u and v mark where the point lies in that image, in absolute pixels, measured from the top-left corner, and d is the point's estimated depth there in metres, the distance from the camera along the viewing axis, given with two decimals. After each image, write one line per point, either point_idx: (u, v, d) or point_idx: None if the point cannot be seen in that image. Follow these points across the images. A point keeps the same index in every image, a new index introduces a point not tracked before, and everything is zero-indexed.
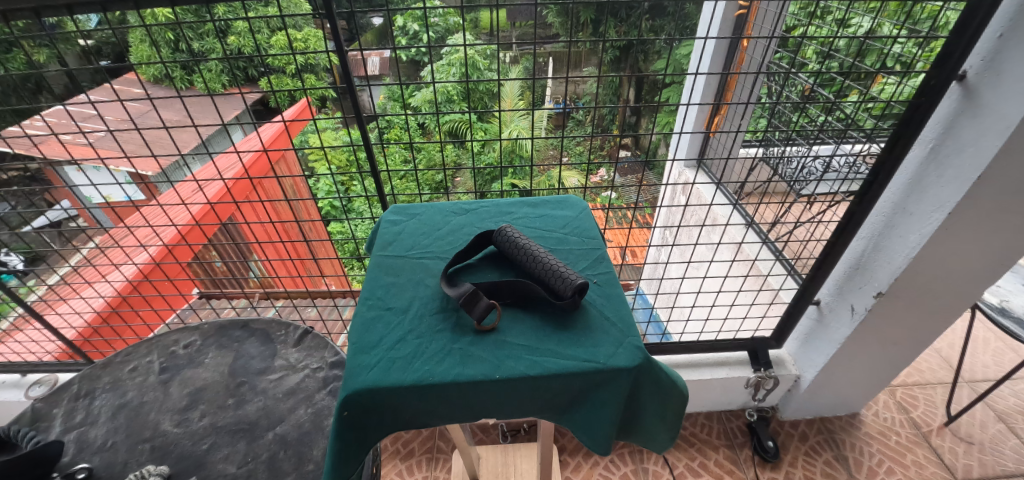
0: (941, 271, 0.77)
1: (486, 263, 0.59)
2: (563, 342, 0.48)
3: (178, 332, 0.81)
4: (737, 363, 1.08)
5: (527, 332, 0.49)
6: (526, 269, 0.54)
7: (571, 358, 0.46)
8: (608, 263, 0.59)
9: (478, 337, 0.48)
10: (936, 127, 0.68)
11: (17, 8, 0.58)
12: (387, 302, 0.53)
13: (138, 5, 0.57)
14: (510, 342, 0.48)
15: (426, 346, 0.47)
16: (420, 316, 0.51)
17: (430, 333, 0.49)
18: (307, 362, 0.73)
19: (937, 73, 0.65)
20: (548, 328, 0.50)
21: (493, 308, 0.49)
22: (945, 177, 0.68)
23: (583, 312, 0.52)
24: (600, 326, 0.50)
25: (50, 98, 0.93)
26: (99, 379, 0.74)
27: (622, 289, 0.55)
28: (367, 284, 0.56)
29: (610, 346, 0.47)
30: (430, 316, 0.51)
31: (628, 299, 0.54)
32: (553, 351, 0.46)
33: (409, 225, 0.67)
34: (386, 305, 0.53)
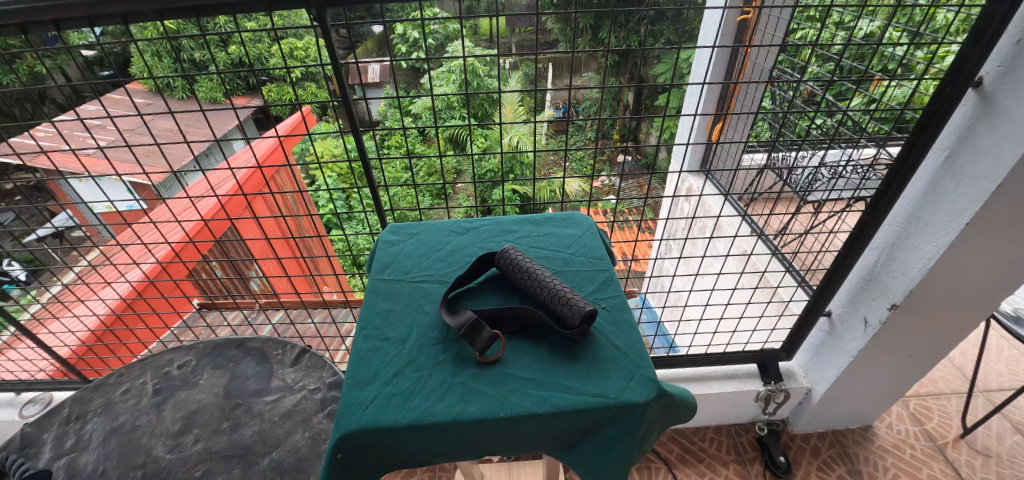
0: (958, 283, 0.74)
1: (486, 286, 0.58)
2: (571, 375, 0.45)
3: (172, 351, 0.79)
4: (746, 376, 1.05)
5: (532, 364, 0.47)
6: (531, 294, 0.52)
7: (580, 393, 0.43)
8: (616, 285, 0.57)
9: (481, 368, 0.46)
10: (952, 134, 0.66)
11: (3, 25, 0.57)
12: (385, 332, 0.51)
13: (126, 19, 0.55)
14: (514, 376, 0.46)
15: (426, 381, 0.45)
16: (420, 346, 0.49)
17: (430, 365, 0.47)
18: (305, 382, 0.71)
19: (952, 80, 0.63)
20: (555, 359, 0.48)
21: (496, 338, 0.47)
22: (962, 187, 0.65)
23: (591, 341, 0.50)
24: (610, 356, 0.48)
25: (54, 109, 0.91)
26: (91, 401, 0.72)
27: (632, 314, 0.53)
28: (364, 312, 0.54)
29: (621, 378, 0.45)
30: (430, 346, 0.49)
31: (638, 325, 0.52)
32: (561, 386, 0.44)
33: (407, 245, 0.65)
34: (383, 335, 0.51)
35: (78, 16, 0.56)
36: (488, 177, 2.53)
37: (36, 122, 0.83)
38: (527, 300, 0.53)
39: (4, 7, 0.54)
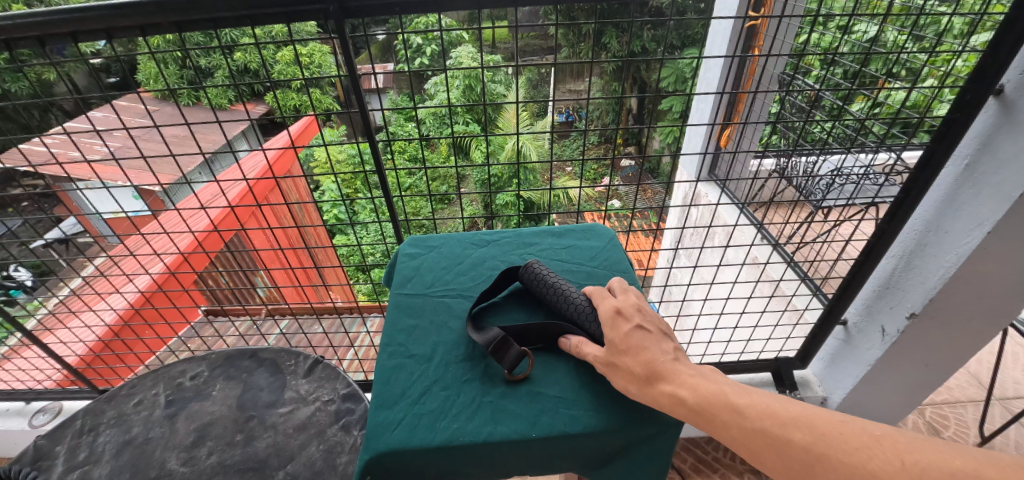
0: (980, 292, 0.73)
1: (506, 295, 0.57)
2: (602, 393, 0.45)
3: (184, 362, 0.79)
4: (761, 385, 1.04)
5: (561, 382, 0.47)
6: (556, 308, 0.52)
7: (613, 413, 0.43)
8: None
9: (508, 387, 0.46)
10: (972, 142, 0.66)
11: (22, 37, 0.57)
12: (409, 349, 0.50)
13: (143, 32, 0.56)
14: (545, 395, 0.45)
15: (454, 400, 0.44)
16: (447, 363, 0.49)
17: (458, 384, 0.46)
18: (318, 394, 0.71)
19: (973, 88, 0.62)
20: (584, 377, 0.47)
21: (525, 356, 0.47)
22: (983, 195, 0.65)
23: None
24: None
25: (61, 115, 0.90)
26: (104, 413, 0.71)
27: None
28: (388, 328, 0.53)
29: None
30: (456, 363, 0.49)
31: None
32: (593, 406, 0.44)
33: (428, 258, 0.64)
34: (408, 352, 0.50)
35: (96, 29, 0.56)
36: (493, 183, 2.53)
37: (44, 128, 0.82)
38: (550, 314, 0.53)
39: (25, 20, 0.55)
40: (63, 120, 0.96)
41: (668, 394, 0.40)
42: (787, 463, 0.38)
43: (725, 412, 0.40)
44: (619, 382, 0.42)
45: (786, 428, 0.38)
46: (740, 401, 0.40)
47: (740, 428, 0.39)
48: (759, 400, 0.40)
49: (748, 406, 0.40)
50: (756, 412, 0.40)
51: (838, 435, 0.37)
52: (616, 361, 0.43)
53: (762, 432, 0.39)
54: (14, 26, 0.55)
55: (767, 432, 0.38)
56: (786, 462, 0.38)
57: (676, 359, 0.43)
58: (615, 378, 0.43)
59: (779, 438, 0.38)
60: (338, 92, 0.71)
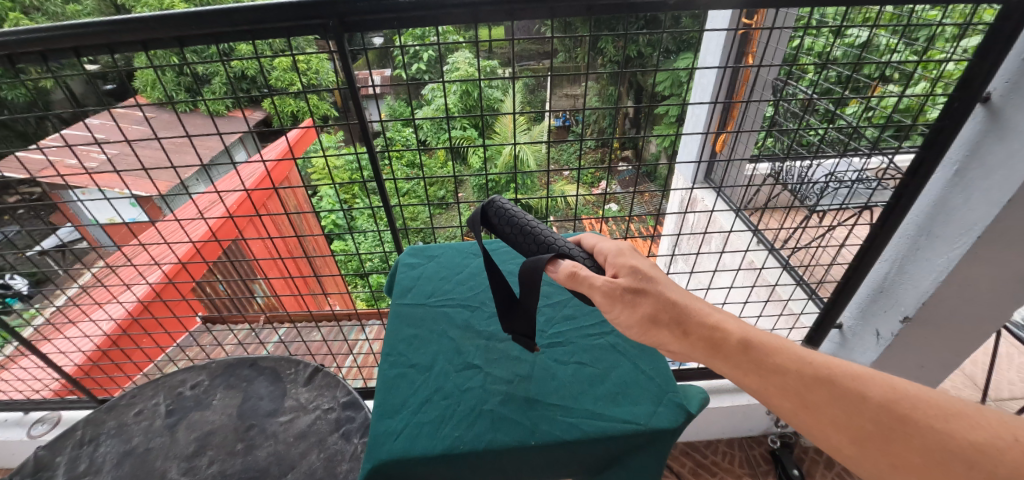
0: (972, 295, 0.74)
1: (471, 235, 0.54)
2: (599, 401, 0.46)
3: (184, 371, 0.79)
4: None
5: (560, 390, 0.47)
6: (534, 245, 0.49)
7: (610, 419, 0.44)
8: None
9: (507, 396, 0.47)
10: (961, 148, 0.67)
11: (25, 52, 0.58)
12: (410, 359, 0.51)
13: (145, 46, 0.56)
14: (543, 403, 0.46)
15: (455, 409, 0.45)
16: (447, 373, 0.49)
17: (458, 393, 0.47)
18: (318, 402, 0.71)
19: (962, 96, 0.63)
20: (581, 385, 0.48)
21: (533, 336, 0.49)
22: (973, 200, 0.66)
23: (618, 367, 0.50)
24: (637, 382, 0.48)
25: (56, 122, 0.89)
26: (104, 423, 0.71)
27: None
28: (389, 338, 0.54)
29: (649, 404, 0.45)
30: (456, 373, 0.49)
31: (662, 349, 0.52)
32: (591, 413, 0.44)
33: (428, 268, 0.65)
34: (409, 362, 0.51)
35: (98, 43, 0.57)
36: (491, 188, 2.54)
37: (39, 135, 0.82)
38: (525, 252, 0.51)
39: (28, 36, 0.55)
40: (59, 128, 0.96)
41: (717, 332, 0.43)
42: (863, 424, 0.37)
43: (784, 359, 0.41)
44: (654, 314, 0.44)
45: (857, 383, 0.39)
46: (804, 354, 0.42)
47: (800, 374, 0.40)
48: (828, 356, 0.41)
49: (815, 358, 0.41)
50: (819, 363, 0.40)
51: (914, 397, 0.37)
52: (640, 290, 0.44)
53: (825, 381, 0.39)
54: (18, 42, 0.56)
55: (832, 382, 0.39)
56: (853, 414, 0.37)
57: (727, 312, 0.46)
58: (642, 306, 0.44)
59: (845, 389, 0.38)
60: (335, 98, 0.71)
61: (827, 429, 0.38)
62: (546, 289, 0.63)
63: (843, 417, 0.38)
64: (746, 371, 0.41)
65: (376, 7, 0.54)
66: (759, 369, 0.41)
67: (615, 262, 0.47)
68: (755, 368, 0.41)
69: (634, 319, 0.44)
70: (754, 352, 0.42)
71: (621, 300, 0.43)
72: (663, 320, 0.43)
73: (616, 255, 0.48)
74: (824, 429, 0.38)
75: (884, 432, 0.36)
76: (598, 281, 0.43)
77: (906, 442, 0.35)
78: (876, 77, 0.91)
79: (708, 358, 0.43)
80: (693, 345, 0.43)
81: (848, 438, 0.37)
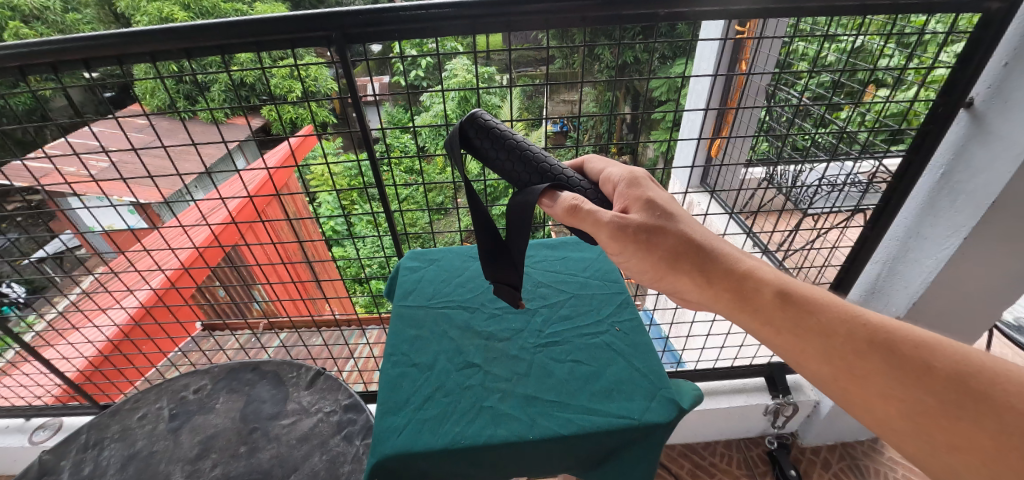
0: (962, 294, 0.76)
1: (473, 153, 0.54)
2: (595, 397, 0.47)
3: (187, 376, 0.80)
4: (755, 390, 1.05)
5: (557, 387, 0.49)
6: (525, 171, 0.51)
7: (605, 415, 0.45)
8: (632, 308, 0.60)
9: (507, 393, 0.48)
10: (946, 151, 0.69)
11: (36, 63, 0.59)
12: (412, 359, 0.52)
13: (153, 57, 0.58)
14: (541, 399, 0.47)
15: (456, 406, 0.46)
16: (448, 372, 0.51)
17: (459, 390, 0.48)
18: (320, 405, 0.72)
19: (946, 101, 0.65)
20: (578, 382, 0.49)
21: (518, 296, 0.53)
22: (959, 202, 0.68)
23: (614, 364, 0.52)
24: (632, 378, 0.50)
25: (56, 129, 0.90)
26: (108, 428, 0.72)
27: (648, 336, 0.55)
28: (391, 339, 0.55)
29: (643, 400, 0.47)
30: (457, 372, 0.51)
31: (656, 346, 0.54)
32: (587, 408, 0.46)
33: (428, 271, 0.67)
34: (411, 361, 0.52)
35: (108, 55, 0.58)
36: (489, 193, 2.56)
37: (38, 143, 0.83)
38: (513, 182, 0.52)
39: (39, 48, 0.57)
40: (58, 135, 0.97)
41: (748, 284, 0.44)
42: (923, 398, 0.35)
43: (832, 318, 0.40)
44: (677, 259, 0.44)
45: (920, 352, 0.37)
46: (858, 314, 0.40)
47: (848, 337, 0.39)
48: (889, 320, 0.39)
49: (873, 319, 0.39)
50: (875, 326, 0.39)
51: (992, 372, 0.34)
52: (657, 227, 0.45)
53: (878, 346, 0.38)
54: (29, 53, 0.57)
55: (888, 348, 0.37)
56: (907, 384, 0.36)
57: (768, 264, 0.46)
58: (661, 246, 0.44)
59: (903, 358, 0.37)
60: (334, 104, 0.71)
61: (873, 400, 0.37)
62: (544, 290, 0.64)
63: (893, 387, 0.37)
64: (782, 329, 0.42)
65: (379, 18, 0.56)
66: (795, 327, 0.41)
67: (630, 195, 0.47)
68: (792, 325, 0.41)
69: (653, 263, 0.45)
70: (793, 309, 0.42)
71: (637, 240, 0.44)
72: (685, 266, 0.44)
73: (630, 187, 0.48)
74: (870, 399, 0.38)
75: (945, 408, 0.35)
76: (604, 217, 0.44)
77: (974, 420, 0.33)
78: (866, 83, 0.93)
79: (739, 310, 0.44)
80: (719, 295, 0.44)
81: (896, 411, 0.36)
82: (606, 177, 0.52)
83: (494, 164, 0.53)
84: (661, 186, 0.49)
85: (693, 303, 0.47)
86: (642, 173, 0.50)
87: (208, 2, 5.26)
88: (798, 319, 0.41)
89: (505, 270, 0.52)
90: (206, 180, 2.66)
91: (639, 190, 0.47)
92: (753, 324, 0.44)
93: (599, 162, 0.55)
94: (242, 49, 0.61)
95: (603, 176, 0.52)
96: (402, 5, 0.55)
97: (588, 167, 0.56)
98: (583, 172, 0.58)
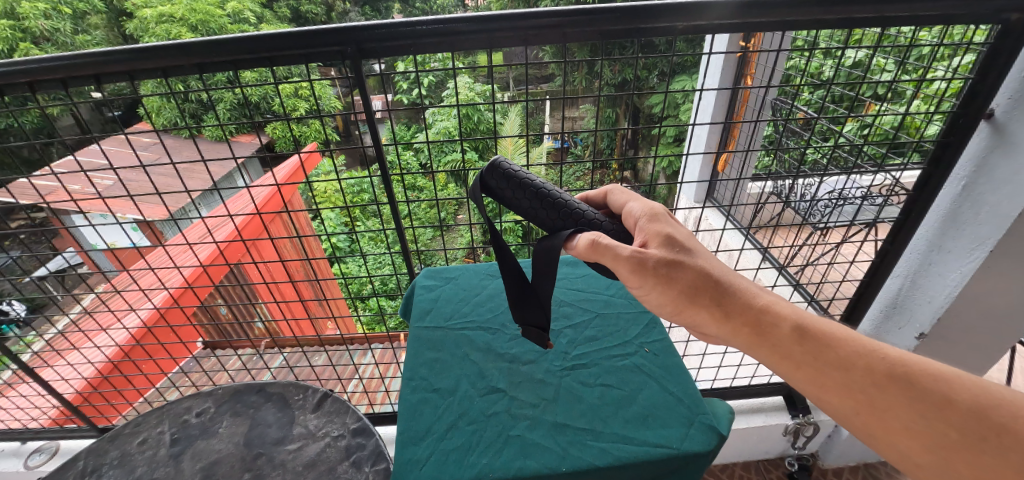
0: (986, 310, 0.74)
1: (491, 199, 0.52)
2: (628, 425, 0.45)
3: (189, 398, 0.77)
4: (773, 409, 1.01)
5: (588, 413, 0.47)
6: (549, 217, 0.49)
7: (641, 444, 0.43)
8: (661, 328, 0.58)
9: (534, 421, 0.46)
10: (967, 164, 0.67)
11: (46, 79, 0.58)
12: (433, 383, 0.50)
13: (165, 72, 0.57)
14: (571, 427, 0.45)
15: (481, 435, 0.44)
16: (470, 397, 0.49)
17: (484, 418, 0.46)
18: (327, 429, 0.69)
19: (965, 112, 0.64)
20: (610, 407, 0.47)
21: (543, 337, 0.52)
22: (982, 215, 0.66)
23: (648, 389, 0.50)
24: (666, 403, 0.48)
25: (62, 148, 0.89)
26: (107, 453, 0.69)
27: (680, 358, 0.53)
28: (411, 362, 0.53)
29: (680, 426, 0.45)
30: (481, 397, 0.49)
31: (688, 369, 0.52)
32: (620, 436, 0.44)
33: (445, 289, 0.65)
34: (432, 387, 0.50)
35: (119, 71, 0.57)
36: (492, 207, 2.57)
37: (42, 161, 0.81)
38: (534, 226, 0.51)
39: (49, 63, 0.56)
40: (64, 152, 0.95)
41: (768, 318, 0.42)
42: (945, 432, 0.35)
43: (853, 352, 0.39)
44: (696, 293, 0.42)
45: (938, 385, 0.36)
46: (875, 349, 0.39)
47: (868, 372, 0.38)
48: (905, 353, 0.39)
49: (890, 352, 0.39)
50: (893, 360, 0.38)
51: (1013, 405, 0.34)
52: (678, 261, 0.43)
53: (898, 380, 0.37)
54: (40, 69, 0.56)
55: (908, 381, 0.37)
56: (928, 418, 0.35)
57: (783, 297, 0.44)
58: (681, 280, 0.43)
59: (922, 391, 0.36)
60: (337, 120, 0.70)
61: (896, 435, 0.36)
62: (566, 309, 0.63)
63: (915, 421, 0.36)
64: (803, 365, 0.40)
65: (394, 34, 0.55)
66: (816, 362, 0.39)
67: (650, 230, 0.46)
68: (814, 360, 0.39)
69: (672, 296, 0.43)
70: (812, 344, 0.40)
71: (656, 275, 0.43)
72: (703, 300, 0.42)
73: (651, 221, 0.47)
74: (893, 434, 0.36)
75: (969, 442, 0.34)
76: (624, 252, 0.43)
77: (997, 453, 0.33)
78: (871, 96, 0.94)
79: (759, 346, 0.41)
80: (738, 330, 0.42)
81: (919, 445, 0.35)
82: (628, 212, 0.50)
83: (516, 212, 0.52)
84: (679, 221, 0.48)
85: (708, 337, 0.44)
86: (662, 207, 0.49)
87: (216, 24, 5.37)
88: (821, 354, 0.39)
89: (530, 305, 0.51)
90: (210, 196, 2.66)
91: (659, 225, 0.46)
92: (772, 359, 0.41)
93: (622, 195, 0.53)
94: (249, 66, 0.59)
95: (624, 211, 0.51)
96: (419, 20, 0.54)
97: (612, 199, 0.54)
98: (607, 203, 0.56)
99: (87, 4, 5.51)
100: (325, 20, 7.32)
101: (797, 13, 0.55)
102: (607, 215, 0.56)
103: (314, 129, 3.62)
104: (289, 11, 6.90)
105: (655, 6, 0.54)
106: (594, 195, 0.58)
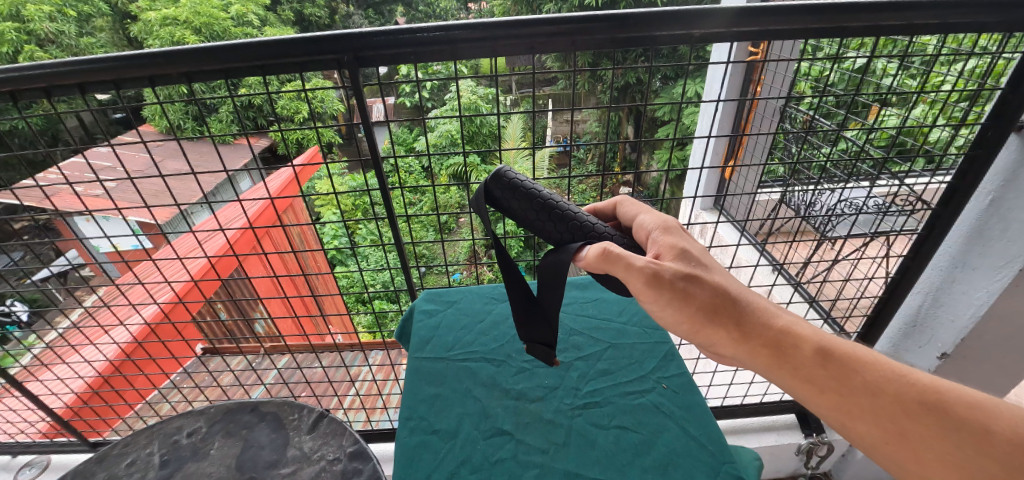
0: (1012, 331, 0.70)
1: (495, 210, 0.49)
2: (646, 474, 0.42)
3: (181, 417, 0.75)
4: (785, 427, 0.98)
5: (603, 460, 0.44)
6: (555, 230, 0.46)
7: None
8: (678, 362, 0.56)
9: (544, 469, 0.43)
10: (995, 178, 0.64)
11: (28, 87, 0.55)
12: (433, 423, 0.47)
13: (151, 81, 0.54)
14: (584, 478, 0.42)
15: None
16: (473, 440, 0.46)
17: (488, 464, 0.43)
18: (323, 452, 0.66)
19: (995, 124, 0.60)
20: (626, 454, 0.44)
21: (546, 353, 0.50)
22: (1011, 231, 0.63)
23: (666, 431, 0.47)
24: (687, 449, 0.45)
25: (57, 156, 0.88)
26: (93, 476, 0.67)
27: (700, 397, 0.51)
28: (411, 398, 0.51)
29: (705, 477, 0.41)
30: (485, 440, 0.46)
31: (708, 409, 0.49)
32: None
33: (446, 316, 0.63)
34: (432, 427, 0.47)
35: (105, 80, 0.55)
36: None
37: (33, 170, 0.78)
38: (541, 239, 0.48)
39: (31, 71, 0.53)
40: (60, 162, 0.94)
41: (791, 338, 0.38)
42: (985, 465, 0.32)
43: (881, 375, 0.36)
44: (714, 310, 0.39)
45: (973, 413, 0.33)
46: (904, 372, 0.36)
47: (898, 398, 0.34)
48: (935, 377, 0.36)
49: (920, 376, 0.35)
50: (925, 386, 0.35)
51: None
52: (696, 275, 0.40)
53: (930, 407, 0.34)
54: (22, 77, 0.54)
55: (941, 409, 0.34)
56: (963, 448, 0.32)
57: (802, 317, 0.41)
58: (699, 295, 0.40)
59: (954, 420, 0.33)
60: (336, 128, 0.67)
61: (929, 466, 0.33)
62: (576, 339, 0.60)
63: (948, 451, 0.33)
64: (829, 388, 0.36)
65: (394, 41, 0.52)
66: (842, 386, 0.36)
67: (663, 243, 0.43)
68: (840, 384, 0.36)
69: (687, 313, 0.39)
70: (837, 366, 0.37)
71: (672, 289, 0.39)
72: (720, 317, 0.39)
73: (664, 235, 0.44)
74: (924, 464, 0.33)
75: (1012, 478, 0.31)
76: (638, 262, 0.39)
77: None
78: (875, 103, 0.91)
79: (780, 368, 0.38)
80: (756, 351, 0.38)
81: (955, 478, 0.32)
82: (639, 224, 0.47)
83: (522, 224, 0.49)
84: (692, 235, 0.45)
85: (723, 358, 0.41)
86: (675, 220, 0.46)
87: (220, 27, 5.36)
88: (848, 376, 0.36)
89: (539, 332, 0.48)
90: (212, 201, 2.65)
91: (673, 238, 0.43)
92: (793, 383, 0.38)
93: (632, 206, 0.50)
94: (238, 74, 0.57)
95: (635, 223, 0.48)
96: (420, 26, 0.51)
97: (621, 211, 0.51)
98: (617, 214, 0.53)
99: (92, 6, 5.52)
100: (330, 23, 7.36)
101: (817, 21, 0.52)
102: (615, 228, 0.52)
103: (316, 133, 3.60)
104: (293, 13, 6.90)
105: (667, 13, 0.51)
106: (602, 206, 0.55)
